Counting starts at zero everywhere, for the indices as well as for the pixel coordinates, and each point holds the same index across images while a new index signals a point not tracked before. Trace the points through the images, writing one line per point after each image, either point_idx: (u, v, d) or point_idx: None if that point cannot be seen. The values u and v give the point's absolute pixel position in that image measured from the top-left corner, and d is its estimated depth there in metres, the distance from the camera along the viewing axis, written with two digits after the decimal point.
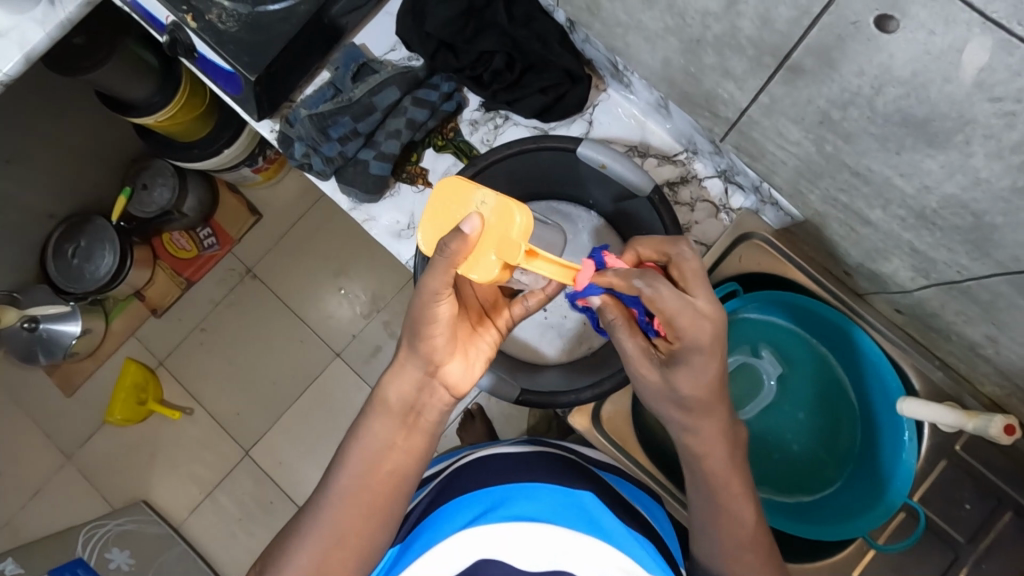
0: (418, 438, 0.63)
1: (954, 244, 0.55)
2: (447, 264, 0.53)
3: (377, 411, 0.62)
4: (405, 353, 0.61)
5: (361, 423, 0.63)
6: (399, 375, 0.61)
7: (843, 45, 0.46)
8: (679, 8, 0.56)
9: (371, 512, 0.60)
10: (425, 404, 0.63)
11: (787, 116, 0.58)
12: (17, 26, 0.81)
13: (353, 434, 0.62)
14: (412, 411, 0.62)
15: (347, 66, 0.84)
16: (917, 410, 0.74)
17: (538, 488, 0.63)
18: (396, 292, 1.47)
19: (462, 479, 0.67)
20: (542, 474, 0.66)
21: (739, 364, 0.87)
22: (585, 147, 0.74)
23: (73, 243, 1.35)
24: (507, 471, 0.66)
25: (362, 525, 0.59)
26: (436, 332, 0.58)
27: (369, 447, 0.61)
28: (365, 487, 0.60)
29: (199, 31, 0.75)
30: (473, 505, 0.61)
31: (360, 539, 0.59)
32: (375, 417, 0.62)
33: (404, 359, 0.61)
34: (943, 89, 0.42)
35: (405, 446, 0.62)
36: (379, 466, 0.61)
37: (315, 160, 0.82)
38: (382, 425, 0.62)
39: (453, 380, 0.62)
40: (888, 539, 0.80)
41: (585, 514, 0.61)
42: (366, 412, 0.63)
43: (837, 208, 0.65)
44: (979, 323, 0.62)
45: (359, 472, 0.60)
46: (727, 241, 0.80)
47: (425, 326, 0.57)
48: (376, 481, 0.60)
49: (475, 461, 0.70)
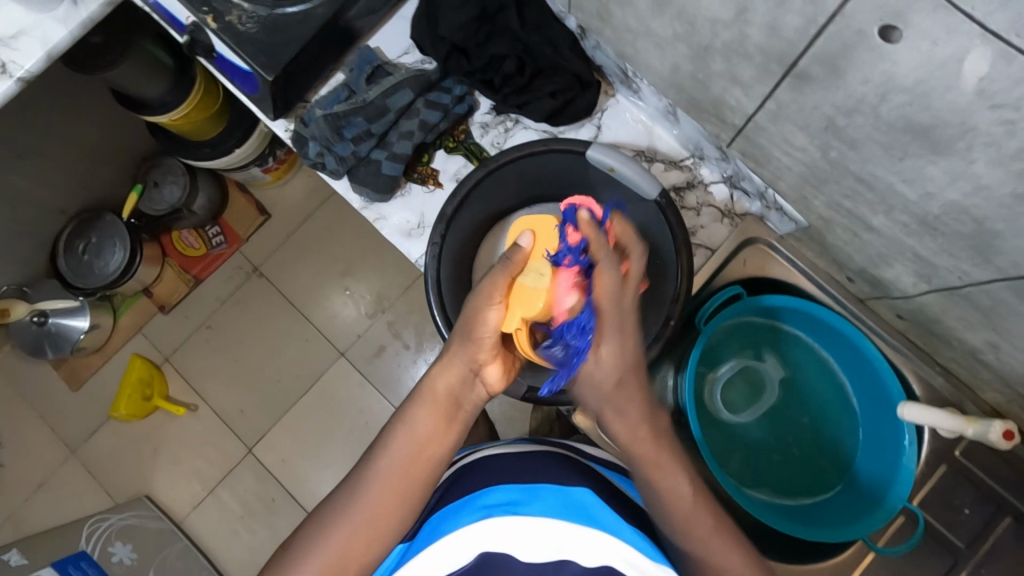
0: (455, 431, 0.65)
1: (956, 250, 0.56)
2: (506, 275, 0.63)
3: (421, 402, 0.65)
4: (451, 349, 0.65)
5: (403, 414, 0.65)
6: (445, 370, 0.65)
7: (849, 54, 0.47)
8: (688, 16, 0.58)
9: (401, 495, 0.62)
10: (465, 398, 0.66)
11: (792, 123, 0.59)
12: (40, 24, 0.83)
13: (395, 423, 0.65)
14: (455, 403, 0.65)
15: (361, 68, 0.85)
16: (918, 415, 0.74)
17: (542, 489, 0.63)
18: (400, 292, 1.49)
19: (467, 477, 0.67)
20: (547, 472, 0.66)
21: (741, 368, 0.88)
22: (594, 151, 0.76)
23: (83, 239, 1.38)
24: (512, 468, 0.67)
25: (388, 508, 0.61)
26: (485, 332, 0.63)
27: (412, 438, 0.63)
28: (400, 479, 0.62)
29: (219, 31, 0.77)
30: (472, 505, 0.62)
31: (383, 523, 0.61)
32: (423, 409, 0.64)
33: (452, 354, 0.65)
34: (945, 97, 0.44)
35: (444, 441, 0.64)
36: (418, 457, 0.63)
37: (328, 160, 0.84)
38: (427, 417, 0.64)
39: (493, 382, 0.66)
40: (886, 543, 0.80)
41: (586, 512, 0.61)
42: (409, 403, 0.65)
43: (840, 213, 0.66)
44: (979, 328, 0.64)
45: (398, 460, 0.63)
46: (731, 245, 0.82)
47: (477, 327, 0.63)
48: (413, 467, 0.63)
49: (481, 459, 0.69)
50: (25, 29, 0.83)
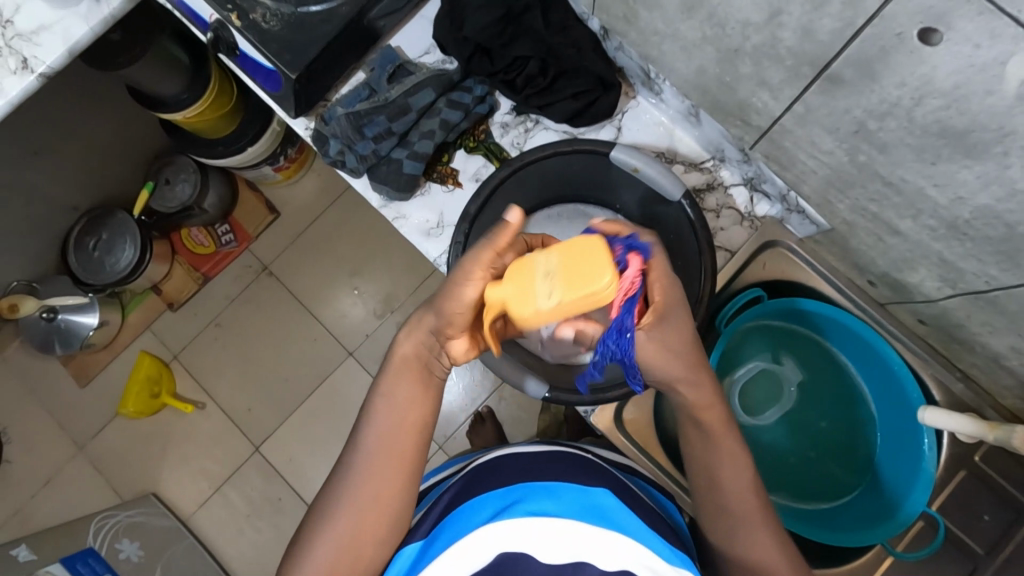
0: (429, 394, 0.63)
1: (984, 254, 0.56)
2: (490, 247, 0.52)
3: (396, 370, 0.63)
4: (420, 317, 0.62)
5: (381, 385, 0.63)
6: (412, 337, 0.62)
7: (886, 57, 0.47)
8: (718, 18, 0.58)
9: (401, 465, 0.61)
10: (433, 364, 0.63)
11: (820, 126, 0.59)
12: (63, 20, 0.83)
13: (374, 397, 0.63)
14: (427, 369, 0.63)
15: (382, 67, 0.86)
16: (939, 420, 0.74)
17: (563, 487, 0.62)
18: (409, 293, 1.49)
19: (483, 478, 0.66)
20: (564, 471, 0.65)
21: (759, 370, 0.88)
22: (619, 151, 0.76)
23: (94, 237, 1.37)
24: (531, 468, 0.66)
25: (393, 480, 0.60)
26: (457, 307, 0.54)
27: (392, 407, 0.62)
28: (393, 450, 0.61)
29: (243, 29, 0.77)
30: (492, 503, 0.61)
31: (390, 495, 0.60)
32: (398, 378, 0.63)
33: (420, 323, 0.62)
34: (984, 101, 0.44)
35: (423, 404, 0.63)
36: (402, 425, 0.62)
37: (348, 158, 0.84)
38: (401, 384, 0.63)
39: (455, 351, 0.59)
40: (907, 547, 0.80)
41: (606, 513, 0.59)
42: (383, 376, 0.64)
43: (865, 217, 0.66)
44: (1005, 334, 0.64)
45: (384, 431, 0.61)
46: (751, 249, 0.82)
47: (450, 298, 0.54)
48: (402, 436, 0.61)
49: (495, 461, 0.69)
50: (47, 26, 0.83)
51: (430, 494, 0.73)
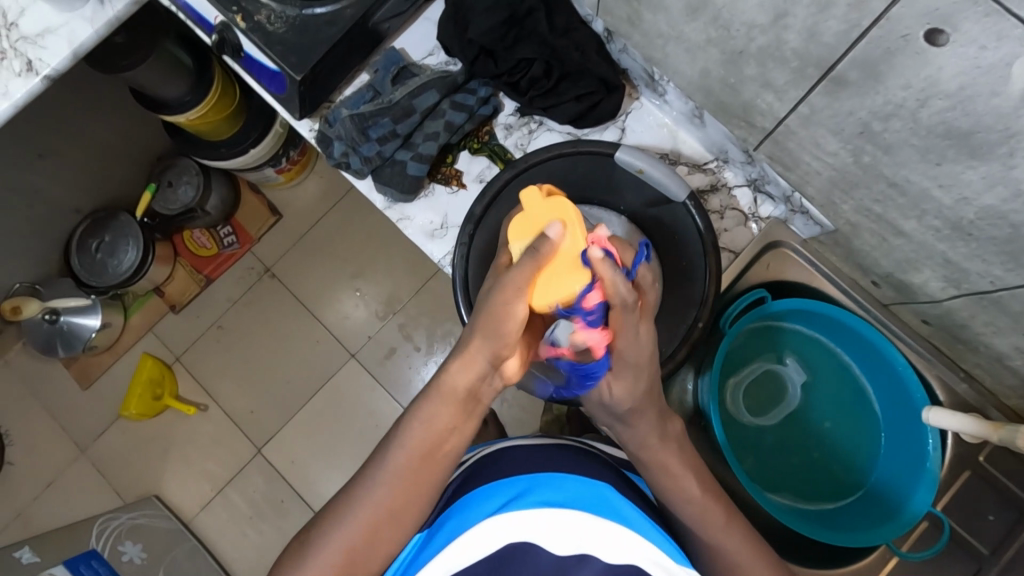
0: (470, 423, 0.62)
1: (988, 255, 0.56)
2: (534, 264, 0.51)
3: (436, 396, 0.59)
4: (468, 338, 0.57)
5: (419, 405, 0.61)
6: (460, 363, 0.57)
7: (891, 58, 0.47)
8: (723, 20, 0.58)
9: (424, 488, 0.60)
10: (483, 390, 0.60)
11: (825, 127, 0.59)
12: (69, 23, 0.84)
13: (408, 418, 0.61)
14: (471, 399, 0.60)
15: (386, 69, 0.86)
16: (942, 419, 0.74)
17: (567, 478, 0.61)
18: (412, 294, 1.49)
19: (487, 468, 0.66)
20: (568, 463, 0.64)
21: (763, 371, 0.88)
22: (622, 153, 0.77)
23: (97, 238, 1.38)
24: (534, 457, 0.65)
25: (411, 499, 0.60)
26: (509, 327, 0.54)
27: (428, 430, 0.60)
28: (413, 478, 0.60)
29: (248, 32, 0.77)
30: (496, 493, 0.60)
31: (407, 513, 0.60)
32: (438, 403, 0.59)
33: (473, 349, 0.56)
34: (990, 102, 0.44)
35: (461, 432, 0.61)
36: (436, 450, 0.61)
37: (353, 159, 0.85)
38: (440, 410, 0.60)
39: (510, 371, 0.59)
40: (911, 547, 0.80)
41: (610, 505, 0.59)
42: (422, 397, 0.61)
43: (869, 218, 0.66)
44: (1009, 334, 0.64)
45: (409, 457, 0.60)
46: (755, 249, 0.82)
47: (501, 321, 0.53)
48: (432, 460, 0.61)
49: (499, 451, 0.68)
50: (52, 28, 0.83)
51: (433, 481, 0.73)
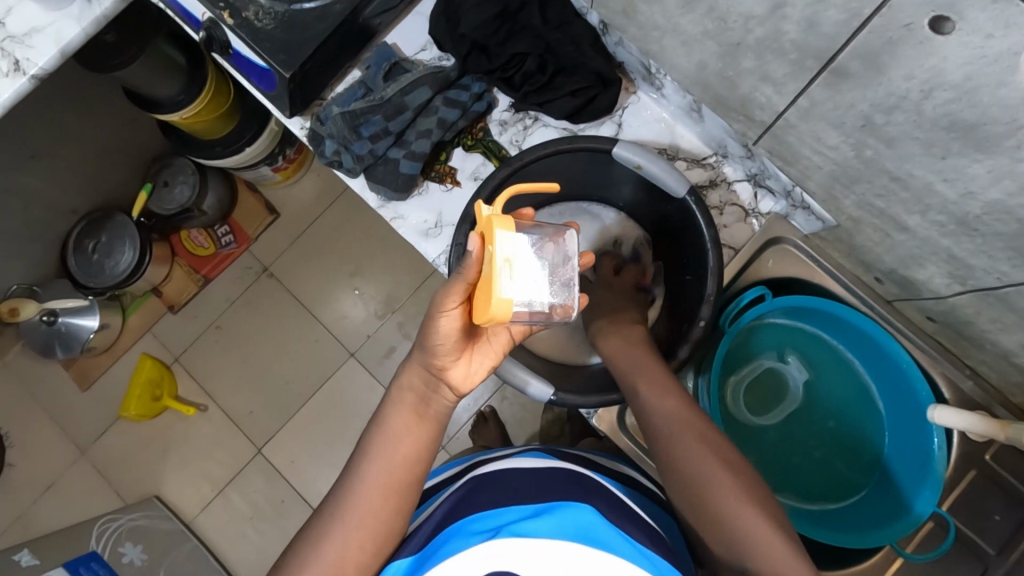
0: (428, 428, 0.64)
1: (995, 251, 0.55)
2: (462, 282, 0.55)
3: (393, 400, 0.64)
4: (415, 351, 0.63)
5: (382, 414, 0.64)
6: (409, 371, 0.64)
7: (893, 48, 0.46)
8: (719, 11, 0.56)
9: (396, 504, 0.61)
10: (433, 400, 0.64)
11: (826, 120, 0.58)
12: (55, 22, 0.82)
13: (372, 428, 0.65)
14: (423, 403, 0.64)
15: (378, 65, 0.85)
16: (949, 419, 0.73)
17: (552, 506, 0.60)
18: (410, 293, 1.48)
19: (476, 494, 0.64)
20: (557, 490, 0.63)
21: (764, 369, 0.87)
22: (621, 148, 0.74)
23: (94, 239, 1.37)
24: (522, 486, 0.64)
25: (382, 509, 0.60)
26: (440, 342, 0.59)
27: (385, 437, 0.63)
28: (389, 472, 0.61)
29: (236, 28, 0.75)
30: (479, 522, 0.58)
31: (378, 527, 0.60)
32: (394, 410, 0.64)
33: (416, 360, 0.63)
34: (995, 93, 0.42)
35: (415, 436, 0.63)
36: (394, 457, 0.62)
37: (345, 158, 0.83)
38: (396, 415, 0.63)
39: (457, 381, 0.62)
40: (916, 548, 0.78)
41: (593, 530, 0.57)
42: (382, 407, 0.65)
43: (872, 213, 0.64)
44: (1016, 331, 0.62)
45: (381, 457, 0.62)
46: (755, 247, 0.81)
47: (433, 338, 0.58)
48: (393, 466, 0.62)
49: (488, 475, 0.68)
50: (38, 27, 0.82)
51: (430, 500, 0.72)
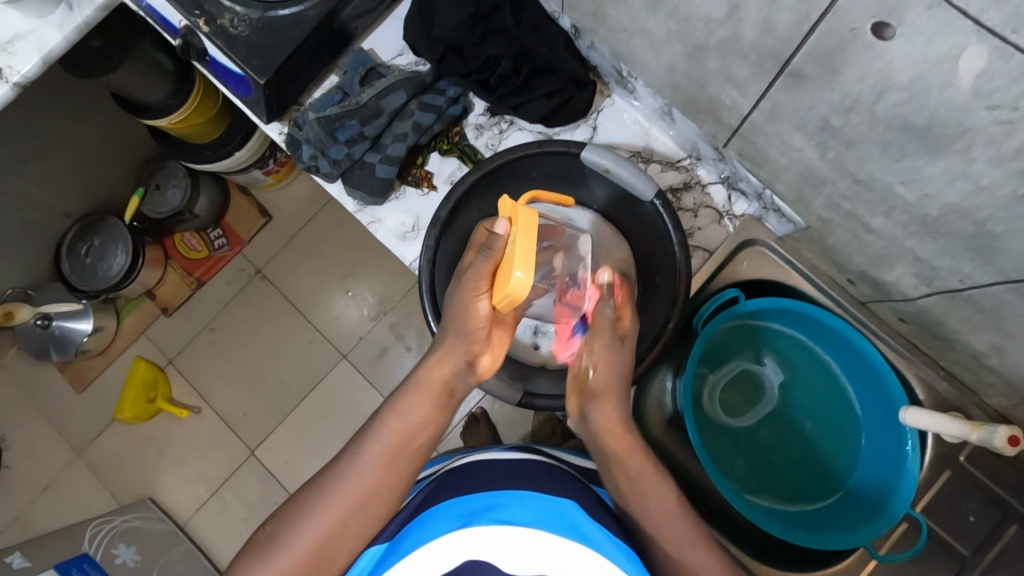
0: (446, 414, 0.65)
1: (957, 252, 0.55)
2: (487, 262, 0.59)
3: (412, 386, 0.63)
4: (446, 335, 0.64)
5: (397, 399, 0.64)
6: (436, 356, 0.64)
7: (843, 52, 0.46)
8: (681, 14, 0.57)
9: (388, 488, 0.60)
10: (457, 385, 0.65)
11: (789, 123, 0.58)
12: (37, 29, 0.83)
13: (383, 411, 0.64)
14: (446, 390, 0.64)
15: (355, 70, 0.86)
16: (920, 420, 0.72)
17: (530, 495, 0.59)
18: (403, 295, 1.49)
19: (449, 485, 0.62)
20: (534, 480, 0.62)
21: (741, 370, 0.87)
22: (588, 152, 0.75)
23: (86, 242, 1.38)
24: (498, 474, 0.63)
25: (374, 496, 0.60)
26: (477, 324, 0.62)
27: (401, 420, 0.62)
28: (393, 462, 0.61)
29: (211, 35, 0.76)
30: (456, 508, 0.58)
31: (373, 510, 0.59)
32: (414, 395, 0.63)
33: (447, 345, 0.64)
34: (942, 96, 0.42)
35: (434, 421, 0.64)
36: (407, 441, 0.62)
37: (322, 163, 0.84)
38: (417, 399, 0.63)
39: (483, 366, 0.66)
40: (889, 550, 0.79)
41: (572, 523, 0.57)
42: (399, 391, 0.64)
43: (840, 214, 0.64)
44: (983, 331, 0.62)
45: (387, 444, 0.61)
46: (729, 249, 0.81)
47: (472, 321, 0.62)
48: (402, 451, 0.62)
49: (463, 464, 0.66)
50: (21, 34, 0.83)
51: None
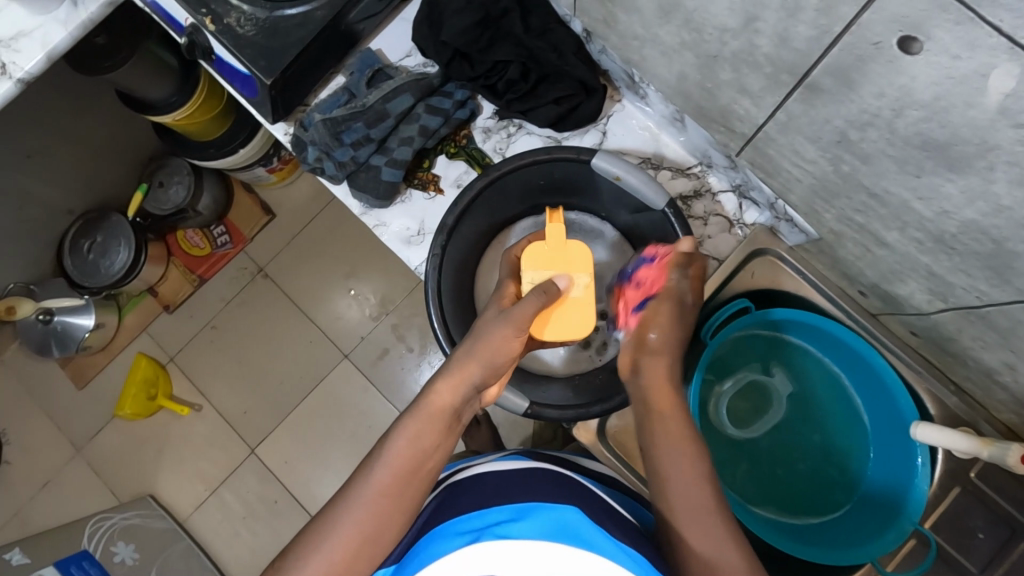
0: (454, 441, 0.64)
1: (973, 270, 0.54)
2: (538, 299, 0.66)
3: (425, 412, 0.62)
4: (466, 361, 0.63)
5: (406, 423, 0.61)
6: (452, 382, 0.63)
7: (863, 65, 0.45)
8: (695, 23, 0.56)
9: (398, 515, 0.57)
10: (465, 411, 0.65)
11: (803, 135, 0.57)
12: (41, 26, 0.82)
13: (392, 437, 0.61)
14: (456, 417, 0.63)
15: (361, 71, 0.84)
16: (930, 436, 0.72)
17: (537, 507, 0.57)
18: (405, 295, 1.48)
19: (455, 500, 0.62)
20: (541, 491, 0.61)
21: (747, 381, 0.86)
22: (600, 159, 0.73)
23: (89, 238, 1.38)
24: (503, 487, 0.62)
25: (382, 524, 0.57)
26: (501, 355, 0.63)
27: (415, 448, 0.60)
28: (403, 488, 0.58)
29: (217, 34, 0.75)
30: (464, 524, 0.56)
31: (381, 540, 0.56)
32: (428, 421, 0.61)
33: (465, 371, 0.63)
34: (966, 114, 0.41)
35: (445, 449, 0.62)
36: (420, 468, 0.60)
37: (327, 164, 0.83)
38: (431, 427, 0.61)
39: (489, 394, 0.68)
40: (896, 567, 0.78)
41: (582, 533, 0.54)
42: (409, 416, 0.62)
43: (852, 227, 0.63)
44: (997, 349, 0.61)
45: (392, 471, 0.59)
46: (740, 257, 0.80)
47: (499, 351, 0.63)
48: (414, 477, 0.59)
49: (469, 478, 0.65)
50: (24, 31, 0.82)
51: None
